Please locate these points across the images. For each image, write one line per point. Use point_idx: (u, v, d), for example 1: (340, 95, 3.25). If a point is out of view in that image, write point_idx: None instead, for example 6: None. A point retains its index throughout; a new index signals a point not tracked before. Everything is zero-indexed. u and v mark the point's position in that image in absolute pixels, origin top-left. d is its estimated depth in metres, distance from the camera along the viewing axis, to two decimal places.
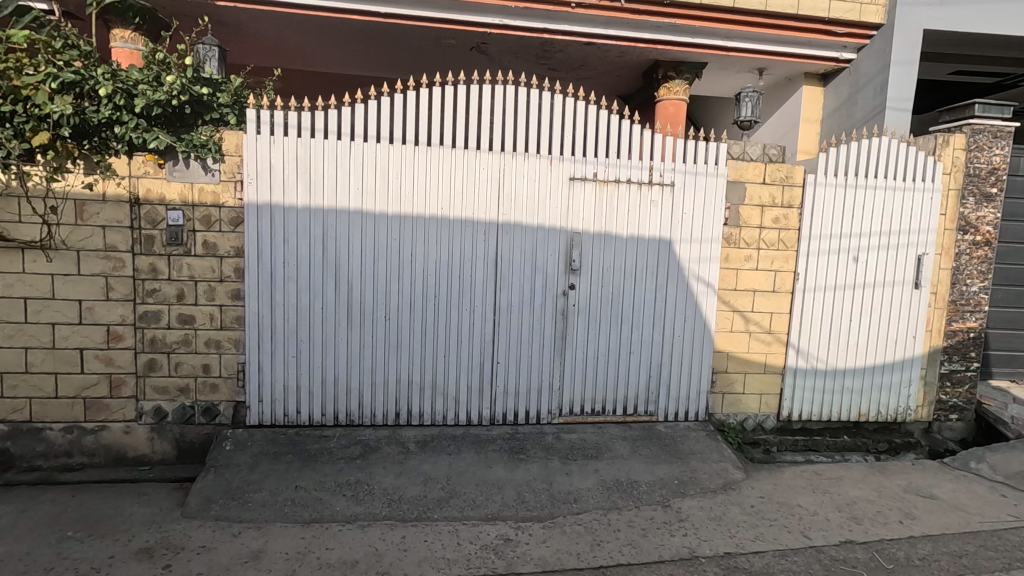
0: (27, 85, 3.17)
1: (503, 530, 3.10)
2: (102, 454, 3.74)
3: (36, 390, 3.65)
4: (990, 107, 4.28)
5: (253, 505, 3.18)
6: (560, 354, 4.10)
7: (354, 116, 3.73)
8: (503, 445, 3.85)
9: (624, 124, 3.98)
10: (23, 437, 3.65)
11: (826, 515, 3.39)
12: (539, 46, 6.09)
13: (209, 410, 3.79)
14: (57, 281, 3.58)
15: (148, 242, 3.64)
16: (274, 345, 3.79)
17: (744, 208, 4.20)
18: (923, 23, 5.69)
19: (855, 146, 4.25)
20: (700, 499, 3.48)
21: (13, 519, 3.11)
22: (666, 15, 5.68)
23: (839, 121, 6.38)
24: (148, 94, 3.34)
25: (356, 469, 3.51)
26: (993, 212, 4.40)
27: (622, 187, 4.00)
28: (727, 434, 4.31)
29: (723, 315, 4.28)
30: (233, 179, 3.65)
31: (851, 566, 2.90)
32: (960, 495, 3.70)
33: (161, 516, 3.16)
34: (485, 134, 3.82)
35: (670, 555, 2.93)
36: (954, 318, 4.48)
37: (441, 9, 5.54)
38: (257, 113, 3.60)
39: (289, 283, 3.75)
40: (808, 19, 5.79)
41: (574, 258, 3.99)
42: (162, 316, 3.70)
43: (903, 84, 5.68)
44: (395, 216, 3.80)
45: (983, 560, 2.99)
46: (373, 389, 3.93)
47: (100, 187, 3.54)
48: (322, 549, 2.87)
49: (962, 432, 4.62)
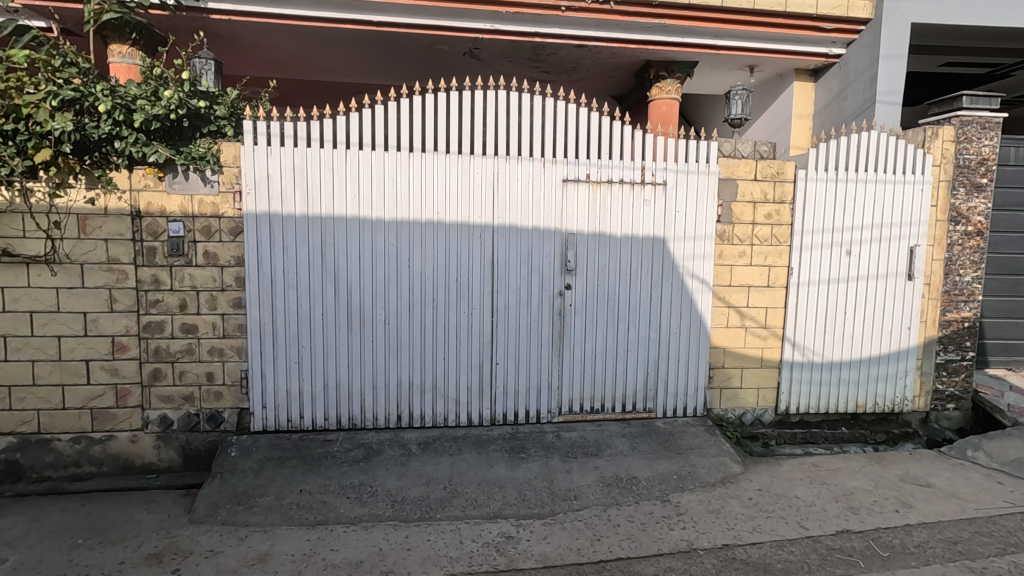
0: (28, 104, 3.23)
1: (504, 527, 3.16)
2: (110, 463, 3.80)
3: (43, 402, 3.71)
4: (978, 99, 4.34)
5: (259, 509, 3.24)
6: (558, 353, 4.15)
7: (349, 125, 3.78)
8: (504, 445, 3.90)
9: (614, 125, 4.04)
10: (31, 449, 3.71)
11: (823, 506, 3.43)
12: (531, 49, 6.16)
13: (213, 417, 3.86)
14: (62, 295, 3.65)
15: (149, 253, 3.71)
16: (276, 352, 3.85)
17: (736, 205, 4.26)
18: (910, 17, 5.75)
19: (845, 141, 4.29)
20: (699, 493, 3.53)
21: (24, 529, 3.17)
22: (656, 15, 5.74)
23: (831, 115, 6.45)
24: (146, 109, 3.41)
25: (359, 471, 3.57)
26: (984, 202, 4.43)
27: (614, 187, 4.05)
28: (727, 429, 4.36)
29: (719, 311, 4.33)
30: (232, 190, 3.72)
31: (848, 555, 2.95)
32: (957, 483, 3.74)
33: (169, 523, 3.22)
34: (478, 139, 3.88)
35: (669, 548, 2.98)
36: (949, 308, 4.51)
37: (432, 17, 5.61)
38: (253, 124, 3.67)
39: (289, 291, 3.81)
40: (797, 15, 5.84)
41: (569, 258, 4.05)
42: (166, 326, 3.77)
43: (893, 77, 5.73)
44: (392, 222, 3.86)
45: (977, 546, 3.04)
46: (374, 393, 3.99)
47: (102, 201, 3.61)
48: (328, 550, 2.93)
49: (961, 421, 4.64)
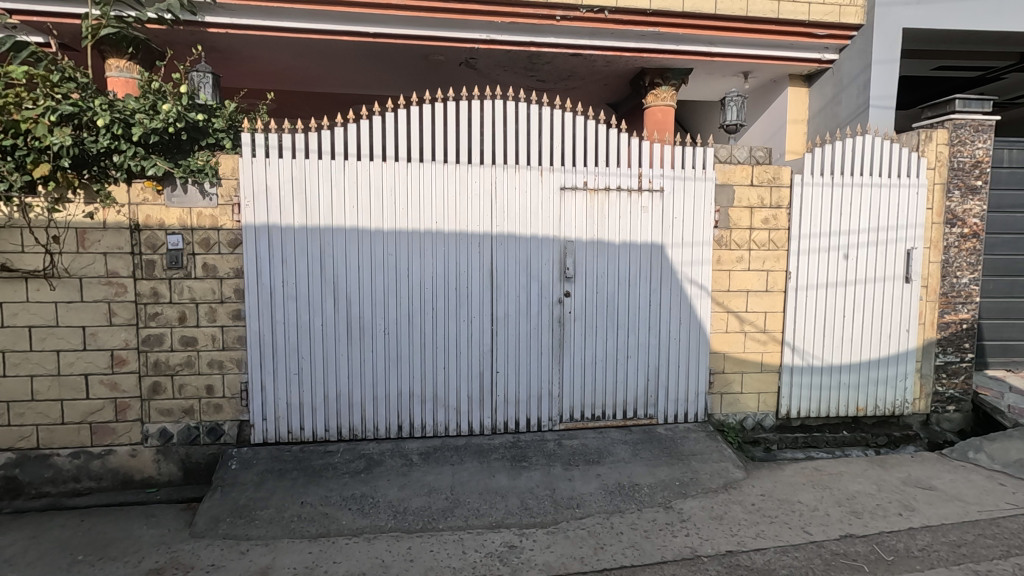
0: (27, 119, 3.23)
1: (507, 537, 3.15)
2: (109, 478, 3.78)
3: (42, 417, 3.70)
4: (971, 102, 4.38)
5: (260, 522, 3.22)
6: (558, 360, 4.15)
7: (346, 136, 3.79)
8: (505, 454, 3.89)
9: (610, 132, 4.05)
10: (31, 464, 3.69)
11: (826, 510, 3.43)
12: (527, 59, 6.20)
13: (213, 430, 3.85)
14: (61, 309, 3.64)
15: (148, 266, 3.71)
16: (276, 364, 3.84)
17: (733, 210, 4.27)
18: (901, 22, 5.81)
19: (840, 145, 4.33)
20: (701, 499, 3.52)
21: (23, 546, 3.15)
22: (651, 24, 5.79)
23: (826, 120, 6.47)
24: (145, 123, 3.43)
25: (360, 482, 3.55)
26: (979, 204, 4.46)
27: (611, 194, 4.07)
28: (728, 434, 4.36)
29: (718, 316, 4.34)
30: (231, 202, 3.73)
31: (852, 559, 2.94)
32: (960, 486, 3.74)
33: (170, 538, 3.20)
34: (475, 149, 3.90)
35: (672, 555, 2.97)
36: (947, 310, 4.53)
37: (428, 28, 5.65)
38: (252, 137, 3.69)
39: (289, 303, 3.81)
40: (789, 22, 5.92)
41: (568, 266, 4.05)
42: (165, 338, 3.77)
43: (886, 81, 5.79)
44: (390, 233, 3.86)
45: (982, 549, 3.03)
46: (375, 403, 3.97)
47: (100, 215, 3.62)
48: (330, 563, 2.91)
49: (962, 423, 4.64)
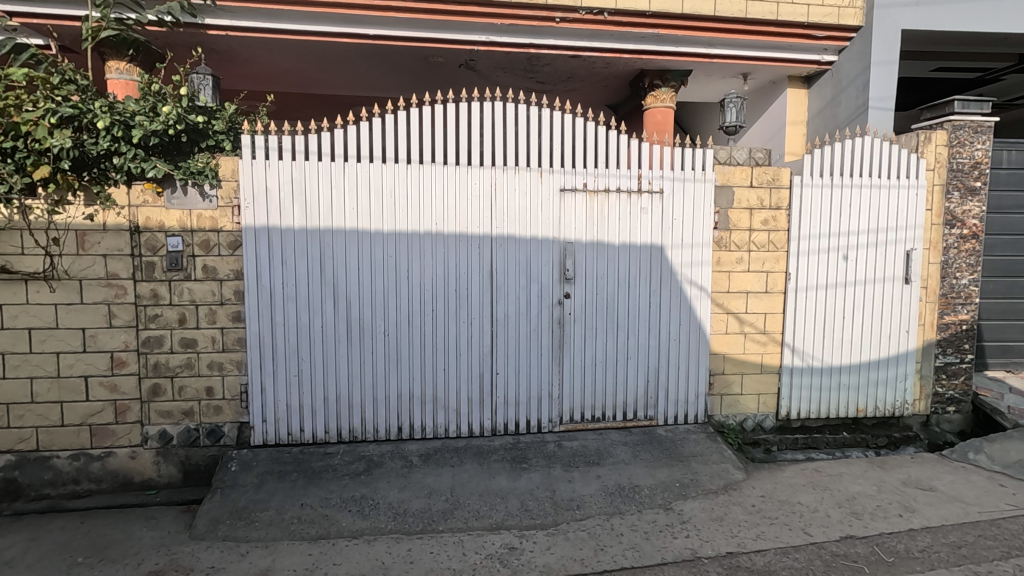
0: (27, 121, 3.23)
1: (507, 538, 3.14)
2: (109, 480, 3.78)
3: (42, 419, 3.69)
4: (970, 103, 4.38)
5: (260, 524, 3.22)
6: (558, 361, 4.15)
7: (346, 138, 3.80)
8: (505, 455, 3.89)
9: (610, 134, 4.05)
10: (30, 466, 3.69)
11: (826, 511, 3.43)
12: (526, 60, 6.21)
13: (213, 432, 3.85)
14: (61, 311, 3.64)
15: (148, 268, 3.71)
16: (276, 366, 3.84)
17: (732, 212, 4.28)
18: (900, 23, 5.83)
19: (839, 146, 4.33)
20: (701, 501, 3.52)
21: (23, 548, 3.15)
22: (650, 26, 5.82)
23: (825, 121, 6.47)
24: (145, 125, 3.44)
25: (360, 484, 3.55)
26: (978, 206, 4.47)
27: (611, 196, 4.07)
28: (727, 435, 4.36)
29: (718, 318, 4.35)
30: (230, 204, 3.73)
31: (852, 561, 2.94)
32: (960, 487, 3.73)
33: (170, 540, 3.20)
34: (475, 150, 3.91)
35: (672, 556, 2.97)
36: (946, 311, 4.53)
37: (428, 29, 5.65)
38: (252, 138, 3.70)
39: (288, 304, 3.81)
40: (788, 24, 5.94)
41: (568, 267, 4.05)
42: (165, 340, 3.77)
43: (886, 81, 5.80)
44: (389, 235, 3.87)
45: (982, 550, 3.03)
46: (375, 405, 3.97)
47: (100, 217, 3.62)
48: (329, 565, 2.91)
49: (962, 424, 4.64)
